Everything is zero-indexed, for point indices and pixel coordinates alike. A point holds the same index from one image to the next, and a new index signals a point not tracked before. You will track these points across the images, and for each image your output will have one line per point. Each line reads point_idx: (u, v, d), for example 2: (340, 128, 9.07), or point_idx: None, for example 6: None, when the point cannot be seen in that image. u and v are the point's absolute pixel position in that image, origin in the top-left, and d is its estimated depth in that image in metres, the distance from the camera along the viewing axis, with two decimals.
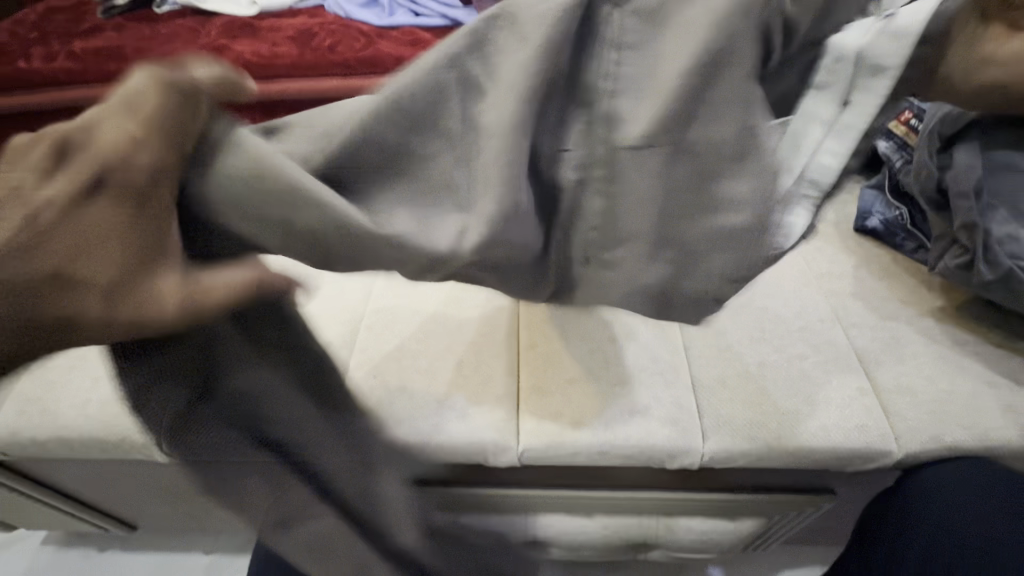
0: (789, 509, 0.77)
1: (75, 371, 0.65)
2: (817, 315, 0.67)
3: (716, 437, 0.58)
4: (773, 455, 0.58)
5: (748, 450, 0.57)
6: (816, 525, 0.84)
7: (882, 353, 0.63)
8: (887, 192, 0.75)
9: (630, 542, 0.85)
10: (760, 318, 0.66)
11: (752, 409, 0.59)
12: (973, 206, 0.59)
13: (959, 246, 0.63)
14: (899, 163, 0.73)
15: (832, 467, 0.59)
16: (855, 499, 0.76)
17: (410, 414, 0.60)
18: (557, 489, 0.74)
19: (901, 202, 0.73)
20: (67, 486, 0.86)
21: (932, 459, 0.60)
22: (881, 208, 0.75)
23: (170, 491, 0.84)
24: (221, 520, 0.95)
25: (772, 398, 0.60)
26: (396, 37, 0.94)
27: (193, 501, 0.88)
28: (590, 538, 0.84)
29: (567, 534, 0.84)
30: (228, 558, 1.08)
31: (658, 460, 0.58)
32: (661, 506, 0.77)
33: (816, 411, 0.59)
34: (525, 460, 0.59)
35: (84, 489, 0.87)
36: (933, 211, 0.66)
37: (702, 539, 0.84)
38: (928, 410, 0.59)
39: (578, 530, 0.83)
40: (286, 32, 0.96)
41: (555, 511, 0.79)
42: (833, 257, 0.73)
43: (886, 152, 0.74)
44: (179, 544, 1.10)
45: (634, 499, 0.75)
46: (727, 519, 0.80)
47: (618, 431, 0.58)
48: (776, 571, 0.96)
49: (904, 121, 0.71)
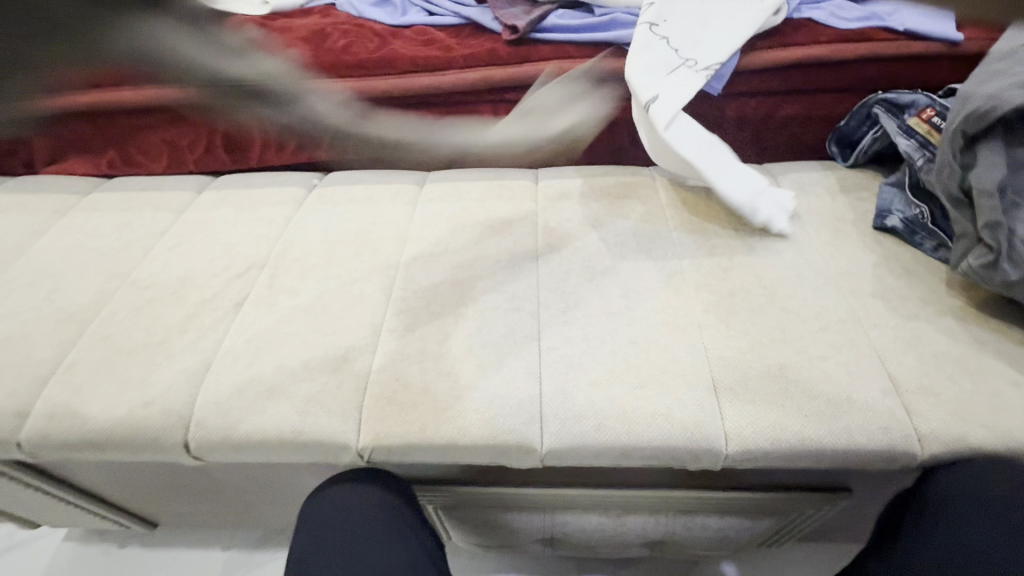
0: (806, 507, 0.77)
1: (101, 375, 0.66)
2: (837, 315, 0.67)
3: (737, 439, 0.58)
4: (795, 458, 0.59)
5: (768, 452, 0.58)
6: (832, 523, 0.84)
7: (903, 352, 0.63)
8: (907, 190, 0.75)
9: (645, 539, 0.86)
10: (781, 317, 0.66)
11: (768, 411, 0.59)
12: (998, 204, 0.60)
13: (983, 246, 0.62)
14: (919, 162, 0.73)
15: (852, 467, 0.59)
16: (872, 498, 0.76)
17: (433, 417, 0.60)
18: (574, 488, 0.74)
19: (920, 200, 0.74)
20: (90, 485, 0.88)
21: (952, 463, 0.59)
22: (901, 206, 0.75)
23: (191, 490, 0.85)
24: (240, 518, 0.96)
25: (796, 400, 0.60)
26: (410, 38, 0.93)
27: (214, 499, 0.89)
28: (605, 534, 0.84)
29: (582, 531, 0.84)
30: (246, 553, 1.09)
31: (680, 459, 0.59)
32: (677, 504, 0.77)
33: (840, 411, 0.59)
34: (548, 461, 0.60)
35: (108, 488, 0.88)
36: (954, 209, 0.65)
37: (717, 536, 0.84)
38: (950, 410, 0.59)
39: (593, 526, 0.83)
40: (300, 33, 0.96)
41: (570, 509, 0.80)
42: (852, 255, 0.73)
43: (906, 150, 0.74)
44: (198, 540, 1.12)
45: (651, 498, 0.76)
46: (742, 516, 0.80)
47: (641, 434, 0.59)
48: (789, 567, 0.97)
49: (924, 119, 0.74)
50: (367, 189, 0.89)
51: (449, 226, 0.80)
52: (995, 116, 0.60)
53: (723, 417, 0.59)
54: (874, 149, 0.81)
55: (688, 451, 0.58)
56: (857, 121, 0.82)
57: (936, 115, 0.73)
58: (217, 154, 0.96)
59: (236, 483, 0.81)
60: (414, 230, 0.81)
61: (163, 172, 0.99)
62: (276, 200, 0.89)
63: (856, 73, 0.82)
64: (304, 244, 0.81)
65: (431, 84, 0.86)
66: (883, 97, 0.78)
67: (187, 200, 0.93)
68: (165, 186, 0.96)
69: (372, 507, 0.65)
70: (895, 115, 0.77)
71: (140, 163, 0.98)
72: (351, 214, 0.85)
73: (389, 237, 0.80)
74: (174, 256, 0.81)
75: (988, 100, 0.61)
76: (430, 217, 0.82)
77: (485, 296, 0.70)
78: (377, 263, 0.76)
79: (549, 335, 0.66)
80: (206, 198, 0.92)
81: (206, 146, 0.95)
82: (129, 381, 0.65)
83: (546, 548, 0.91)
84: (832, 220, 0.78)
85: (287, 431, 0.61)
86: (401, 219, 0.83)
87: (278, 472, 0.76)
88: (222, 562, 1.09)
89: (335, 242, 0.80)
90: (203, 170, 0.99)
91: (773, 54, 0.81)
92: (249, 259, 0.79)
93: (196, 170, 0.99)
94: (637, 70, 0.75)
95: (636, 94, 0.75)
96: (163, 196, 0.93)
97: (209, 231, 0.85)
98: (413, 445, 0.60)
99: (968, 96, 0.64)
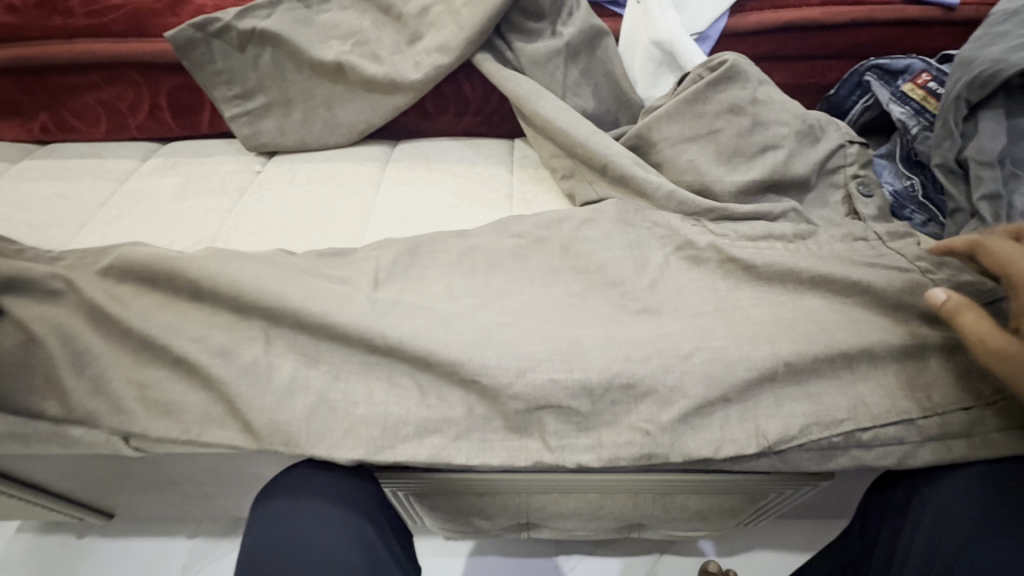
0: (786, 488, 0.75)
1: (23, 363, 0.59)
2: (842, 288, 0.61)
3: (724, 432, 0.54)
4: (784, 454, 0.54)
5: (759, 450, 0.53)
6: (810, 501, 0.83)
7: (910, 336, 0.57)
8: (898, 161, 0.72)
9: (624, 520, 0.83)
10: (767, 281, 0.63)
11: (750, 397, 0.55)
12: (998, 174, 0.57)
13: (976, 221, 0.59)
14: (915, 130, 0.69)
15: (844, 469, 0.55)
16: (852, 479, 0.75)
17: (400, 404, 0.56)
18: (550, 474, 0.71)
19: (912, 172, 0.71)
20: (33, 478, 0.81)
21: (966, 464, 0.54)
22: (891, 178, 0.72)
23: (144, 479, 0.80)
24: (201, 506, 0.91)
25: (789, 384, 0.55)
26: None
27: (171, 489, 0.83)
28: (583, 516, 0.82)
29: (560, 513, 0.81)
30: (211, 543, 1.04)
31: (663, 461, 0.53)
32: (657, 487, 0.75)
33: (836, 395, 0.55)
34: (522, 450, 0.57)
35: (52, 479, 0.82)
36: (949, 182, 0.62)
37: (698, 518, 0.83)
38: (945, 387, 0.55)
39: (571, 510, 0.81)
40: None
41: (547, 493, 0.77)
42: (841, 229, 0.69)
43: (901, 118, 0.71)
44: (160, 530, 1.06)
45: (631, 483, 0.72)
46: (723, 498, 0.78)
47: (622, 428, 0.54)
48: (766, 545, 0.96)
49: (920, 84, 0.70)
50: (330, 162, 0.85)
51: (416, 198, 0.78)
52: (1001, 80, 0.57)
53: (715, 407, 0.54)
54: (865, 118, 0.78)
55: (673, 450, 0.53)
56: (848, 89, 0.78)
57: (933, 80, 0.70)
58: (160, 117, 0.88)
59: (191, 472, 0.76)
60: (380, 205, 0.78)
61: (102, 138, 0.91)
62: (229, 169, 0.84)
63: (847, 38, 0.79)
64: (259, 217, 0.76)
65: (370, 76, 0.80)
66: (876, 63, 0.74)
67: (131, 169, 0.86)
68: (104, 153, 0.88)
69: (359, 491, 0.62)
70: (887, 83, 0.74)
71: (78, 127, 0.90)
72: (310, 186, 0.81)
73: (353, 211, 0.77)
74: (113, 229, 0.75)
75: (993, 63, 0.58)
76: (396, 187, 0.80)
77: (440, 285, 0.65)
78: (341, 239, 0.73)
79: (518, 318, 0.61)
80: (151, 166, 0.85)
81: (149, 109, 0.88)
82: (46, 367, 0.58)
83: (523, 533, 0.89)
84: (840, 186, 0.72)
85: (235, 422, 0.56)
86: (366, 189, 0.80)
87: (237, 461, 0.71)
88: (186, 551, 1.03)
89: (292, 216, 0.76)
90: (148, 137, 0.91)
91: (760, 17, 0.77)
92: (197, 233, 0.74)
93: (139, 136, 0.91)
94: (630, 45, 0.80)
95: (631, 68, 0.80)
96: (102, 164, 0.86)
97: (153, 202, 0.79)
98: (371, 444, 0.54)
99: (970, 60, 0.61)
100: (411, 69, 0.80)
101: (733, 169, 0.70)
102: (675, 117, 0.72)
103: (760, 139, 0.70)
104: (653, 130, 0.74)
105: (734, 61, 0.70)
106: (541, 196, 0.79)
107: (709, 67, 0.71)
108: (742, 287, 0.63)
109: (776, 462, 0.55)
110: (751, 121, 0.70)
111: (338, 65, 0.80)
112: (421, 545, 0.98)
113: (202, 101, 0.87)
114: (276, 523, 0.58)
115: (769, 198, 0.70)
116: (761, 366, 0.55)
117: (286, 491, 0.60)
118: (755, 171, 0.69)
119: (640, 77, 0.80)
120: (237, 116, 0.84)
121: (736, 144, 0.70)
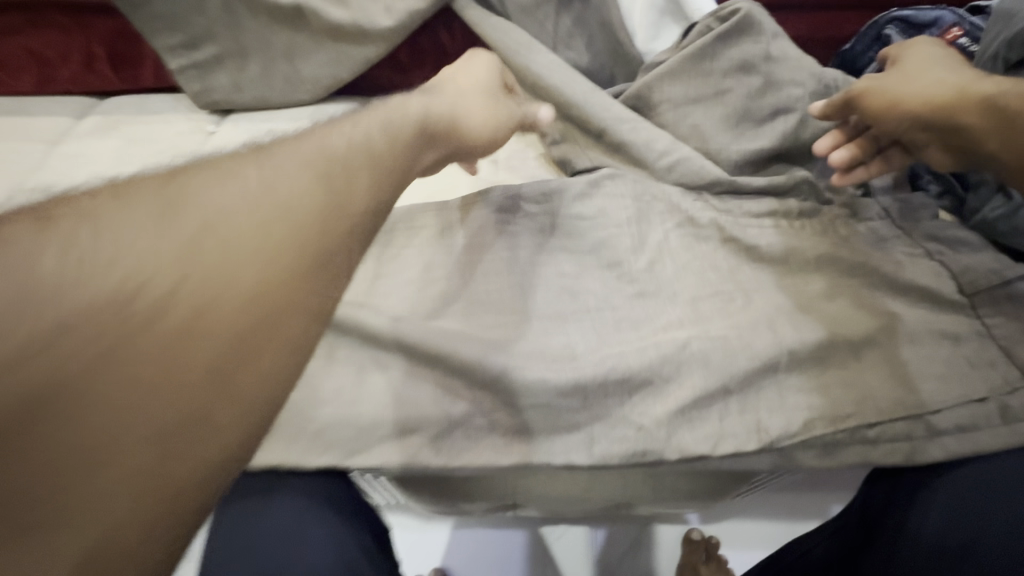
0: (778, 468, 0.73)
1: None
2: (851, 269, 0.57)
3: (722, 427, 0.49)
4: (786, 450, 0.50)
5: (760, 446, 0.49)
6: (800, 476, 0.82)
7: (922, 323, 0.53)
8: None
9: (615, 500, 0.80)
10: (774, 260, 0.58)
11: (753, 391, 0.50)
12: None
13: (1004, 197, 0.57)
14: None
15: (848, 465, 0.51)
16: None
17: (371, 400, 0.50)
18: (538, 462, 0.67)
19: None
20: None
21: (981, 454, 0.50)
22: None
23: None
24: None
25: (793, 376, 0.51)
26: None
27: None
28: (574, 498, 0.79)
29: (551, 495, 0.78)
30: None
31: (657, 458, 0.48)
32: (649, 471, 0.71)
33: (843, 387, 0.51)
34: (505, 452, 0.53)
35: None
36: None
37: (689, 495, 0.80)
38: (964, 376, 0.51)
39: (560, 492, 0.77)
40: None
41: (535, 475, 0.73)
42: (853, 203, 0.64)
43: None
44: None
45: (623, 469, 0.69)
46: (715, 477, 0.76)
47: (613, 423, 0.49)
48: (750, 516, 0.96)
49: (949, 40, 0.63)
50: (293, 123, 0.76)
51: None
52: None
53: (714, 399, 0.50)
54: None
55: (668, 447, 0.48)
56: (865, 45, 0.70)
57: (964, 35, 0.63)
58: (96, 68, 0.78)
59: None
60: None
61: (30, 93, 0.80)
62: (179, 130, 0.75)
63: None
64: None
65: (336, 24, 0.71)
66: (898, 15, 0.67)
67: (65, 129, 0.76)
68: (33, 110, 0.77)
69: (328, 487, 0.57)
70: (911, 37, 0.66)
71: (1, 79, 0.79)
72: None
73: None
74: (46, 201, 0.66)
75: None
76: None
77: (418, 264, 0.59)
78: None
79: (504, 302, 0.56)
80: (88, 125, 0.75)
81: (82, 58, 0.77)
82: None
83: (508, 512, 0.86)
84: None
85: None
86: None
87: None
88: None
89: None
90: (84, 91, 0.81)
91: None
92: None
93: (74, 90, 0.80)
94: None
95: (629, 16, 0.71)
96: (31, 122, 0.76)
97: (91, 167, 0.70)
98: (343, 446, 0.49)
99: (1013, 13, 0.54)
100: (383, 15, 0.70)
101: (740, 136, 0.64)
102: (679, 76, 0.66)
103: (772, 101, 0.63)
104: (654, 89, 0.67)
105: (747, 11, 0.63)
106: (528, 161, 0.72)
107: (718, 17, 0.64)
108: (746, 266, 0.58)
109: (776, 459, 0.51)
110: (762, 81, 0.63)
111: (297, 9, 0.70)
112: (402, 523, 0.95)
113: (143, 50, 0.77)
114: (237, 529, 0.52)
115: (778, 168, 0.65)
116: (764, 356, 0.50)
117: (244, 494, 0.54)
118: (764, 139, 0.63)
119: (638, 26, 0.71)
120: (185, 68, 0.74)
121: (745, 108, 0.63)
